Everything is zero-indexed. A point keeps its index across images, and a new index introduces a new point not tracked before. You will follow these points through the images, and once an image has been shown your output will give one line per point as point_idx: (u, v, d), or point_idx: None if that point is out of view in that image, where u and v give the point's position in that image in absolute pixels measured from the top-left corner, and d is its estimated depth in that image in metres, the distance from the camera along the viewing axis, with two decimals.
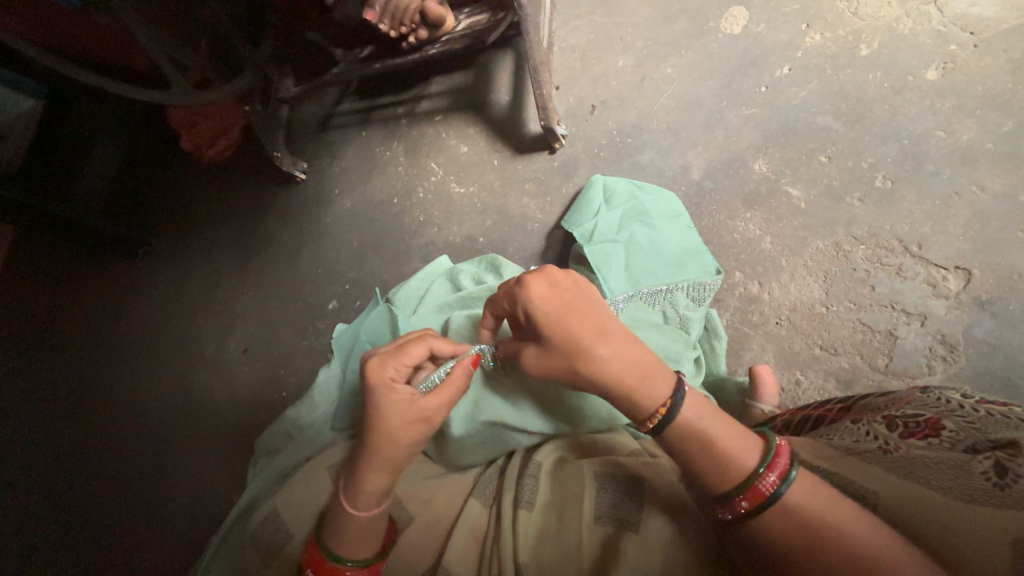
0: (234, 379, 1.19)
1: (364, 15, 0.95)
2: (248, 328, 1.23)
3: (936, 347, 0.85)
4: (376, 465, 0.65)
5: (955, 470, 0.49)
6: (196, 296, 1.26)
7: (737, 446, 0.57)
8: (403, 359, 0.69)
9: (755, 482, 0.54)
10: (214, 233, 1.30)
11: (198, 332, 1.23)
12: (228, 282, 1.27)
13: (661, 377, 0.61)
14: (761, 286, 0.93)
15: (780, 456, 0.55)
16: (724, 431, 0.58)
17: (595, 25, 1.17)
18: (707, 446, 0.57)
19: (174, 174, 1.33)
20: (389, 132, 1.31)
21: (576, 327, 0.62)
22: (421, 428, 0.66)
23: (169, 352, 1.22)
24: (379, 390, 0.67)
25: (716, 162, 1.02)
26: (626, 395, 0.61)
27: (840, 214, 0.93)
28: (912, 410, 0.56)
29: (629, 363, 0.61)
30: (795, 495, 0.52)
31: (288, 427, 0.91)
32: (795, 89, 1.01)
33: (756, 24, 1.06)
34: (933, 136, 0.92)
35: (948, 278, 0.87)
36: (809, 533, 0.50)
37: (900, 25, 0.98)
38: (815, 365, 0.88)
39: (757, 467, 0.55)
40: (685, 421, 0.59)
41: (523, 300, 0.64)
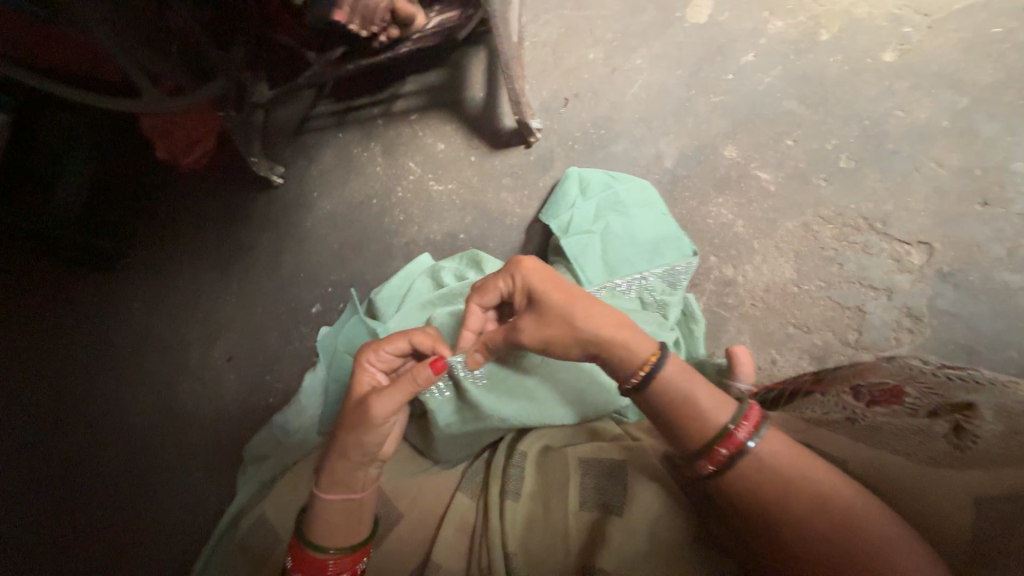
0: (220, 389, 1.18)
1: (334, 17, 0.95)
2: (234, 335, 1.22)
3: (904, 320, 0.86)
4: (338, 448, 0.67)
5: (918, 435, 0.50)
6: (178, 306, 1.24)
7: (711, 403, 0.57)
8: (383, 347, 0.72)
9: (728, 433, 0.55)
10: (194, 241, 1.28)
11: (179, 342, 1.22)
12: (208, 291, 1.25)
13: (644, 337, 0.61)
14: (735, 269, 0.95)
15: (752, 410, 0.56)
16: (704, 390, 0.58)
17: (565, 20, 1.20)
18: (687, 401, 0.57)
19: (152, 184, 1.31)
20: (366, 133, 1.31)
21: (569, 292, 0.64)
22: (364, 420, 0.66)
23: (149, 366, 1.20)
24: (355, 373, 0.72)
25: (688, 150, 1.05)
26: (616, 353, 0.61)
27: (808, 196, 0.94)
28: (874, 376, 0.56)
29: (617, 328, 0.61)
30: (759, 458, 0.54)
31: (276, 434, 0.91)
32: (760, 75, 1.03)
33: (720, 14, 1.09)
34: (892, 116, 0.93)
35: (912, 252, 0.87)
36: (780, 498, 0.52)
37: (857, 9, 0.99)
38: (790, 343, 0.90)
39: (728, 422, 0.55)
40: (669, 378, 0.58)
41: (522, 271, 0.66)
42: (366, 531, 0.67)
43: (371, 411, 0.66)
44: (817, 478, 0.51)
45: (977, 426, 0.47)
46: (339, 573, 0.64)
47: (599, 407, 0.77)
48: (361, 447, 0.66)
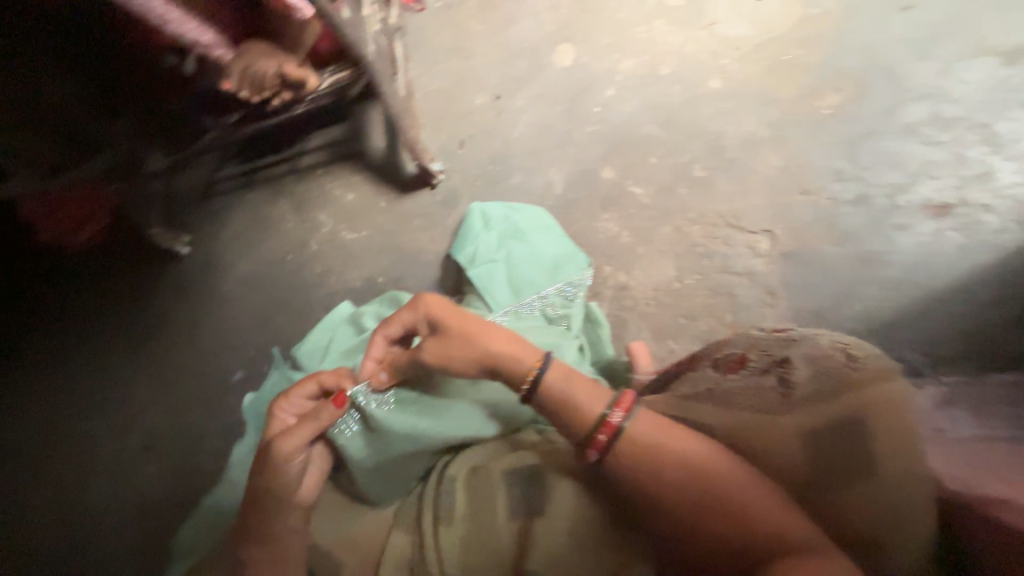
0: (143, 478, 1.16)
1: (224, 85, 1.04)
2: (153, 420, 1.20)
3: (765, 297, 1.00)
4: (252, 502, 0.69)
5: (755, 390, 0.61)
6: (91, 399, 1.22)
7: (588, 396, 0.64)
8: (294, 392, 0.77)
9: (604, 420, 0.61)
10: (99, 330, 1.26)
11: (98, 435, 1.20)
12: (120, 376, 1.23)
13: (531, 348, 0.69)
14: (628, 274, 1.07)
15: (625, 398, 0.63)
16: (583, 387, 0.65)
17: (451, 71, 1.31)
18: (567, 400, 0.64)
19: (49, 273, 1.28)
20: (274, 192, 1.32)
21: (466, 315, 0.73)
22: (270, 462, 0.70)
23: (69, 465, 1.18)
24: (269, 421, 0.76)
25: (574, 175, 1.17)
26: (507, 363, 0.68)
27: (675, 203, 1.09)
28: (730, 350, 0.69)
29: (506, 343, 0.69)
30: (633, 435, 0.60)
31: (208, 515, 0.90)
32: (622, 106, 1.19)
33: (582, 57, 1.25)
34: (726, 131, 1.11)
35: (761, 240, 1.03)
36: (657, 470, 0.58)
37: (687, 47, 1.18)
38: (683, 332, 1.01)
39: (605, 410, 0.62)
40: (552, 380, 0.66)
41: (427, 304, 0.76)
42: None
43: (277, 453, 0.70)
44: (683, 445, 0.58)
45: (794, 374, 0.60)
46: None
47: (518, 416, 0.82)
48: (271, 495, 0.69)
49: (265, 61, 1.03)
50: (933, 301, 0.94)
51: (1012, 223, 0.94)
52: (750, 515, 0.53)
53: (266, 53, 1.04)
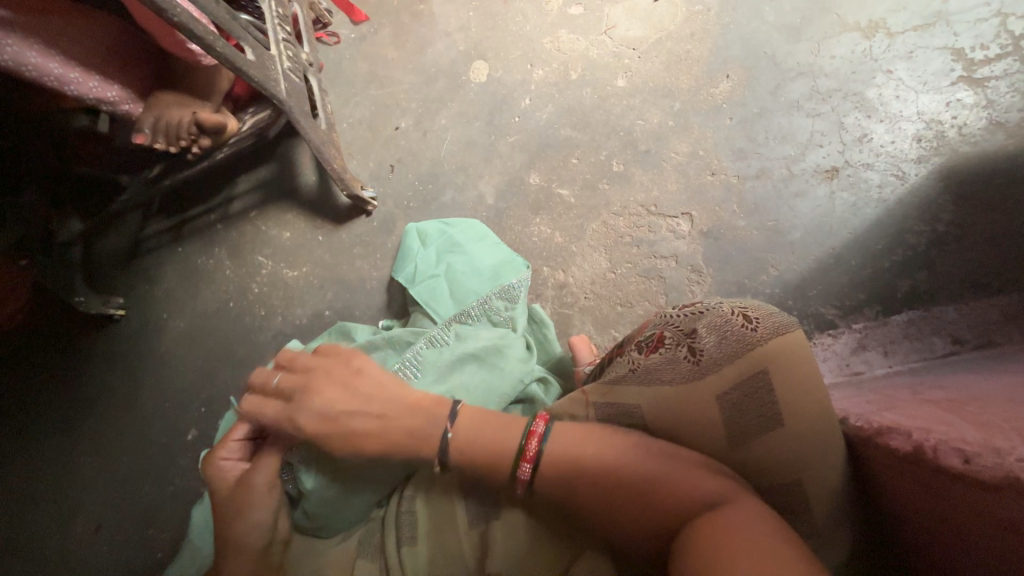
0: (95, 562, 1.09)
1: (137, 139, 0.99)
2: (99, 499, 1.14)
3: (691, 276, 1.06)
4: (228, 546, 0.72)
5: (672, 364, 0.65)
6: (25, 490, 1.14)
7: (494, 454, 0.67)
8: (231, 439, 0.80)
9: (515, 475, 0.65)
10: (28, 411, 1.19)
11: (38, 527, 1.12)
12: (60, 455, 1.16)
13: (420, 444, 0.71)
14: (565, 272, 1.11)
15: (531, 439, 0.65)
16: (486, 450, 0.68)
17: (372, 99, 1.34)
18: (481, 465, 0.68)
19: None
20: (206, 241, 1.30)
21: (347, 428, 0.73)
22: (241, 499, 0.74)
23: (10, 561, 1.10)
24: (213, 474, 0.78)
25: (503, 185, 1.21)
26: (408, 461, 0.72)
27: (600, 199, 1.14)
28: (650, 331, 0.71)
29: (397, 443, 0.71)
30: (550, 456, 0.64)
31: None
32: (539, 113, 1.24)
33: (495, 71, 1.29)
34: (638, 124, 1.17)
35: (681, 222, 1.09)
36: (580, 471, 0.62)
37: (591, 52, 1.25)
38: (623, 320, 1.06)
39: (513, 462, 0.66)
40: (457, 458, 0.69)
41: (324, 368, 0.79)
42: None
43: (248, 484, 0.75)
44: (599, 448, 0.63)
45: (702, 343, 0.63)
46: None
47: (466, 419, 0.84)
48: (247, 532, 0.73)
49: (177, 110, 0.99)
50: (838, 257, 1.02)
51: (893, 177, 1.03)
52: (670, 491, 0.58)
53: (180, 102, 1.00)
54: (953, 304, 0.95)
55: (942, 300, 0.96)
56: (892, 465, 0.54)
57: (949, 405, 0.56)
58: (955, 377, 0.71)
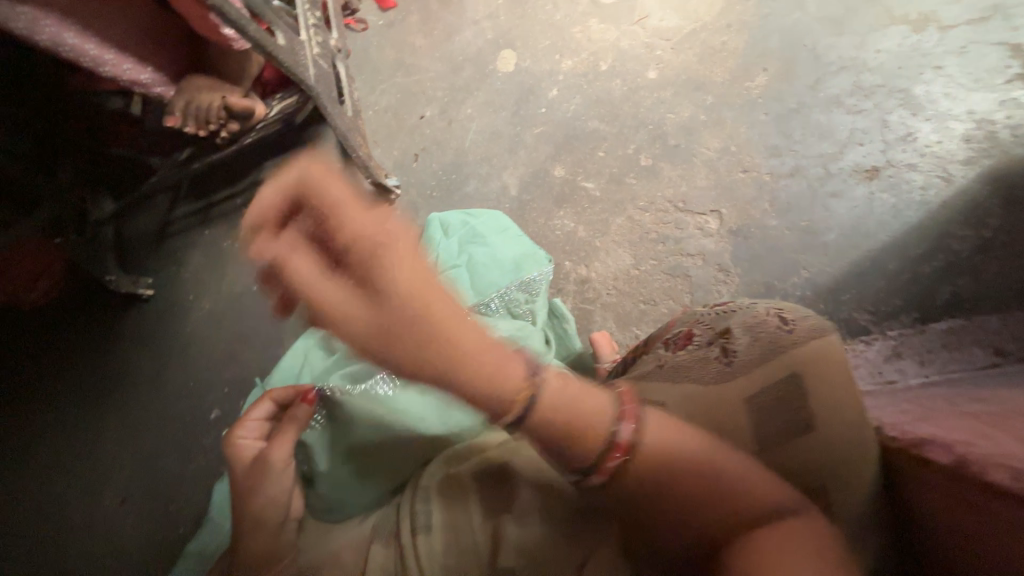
0: (121, 532, 1.14)
1: (167, 121, 1.01)
2: (125, 472, 1.17)
3: (717, 275, 1.03)
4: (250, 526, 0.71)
5: (701, 362, 0.64)
6: (54, 460, 1.19)
7: (592, 414, 0.53)
8: (250, 418, 0.79)
9: (611, 443, 0.52)
10: (60, 383, 1.23)
11: (68, 497, 1.16)
12: (89, 427, 1.21)
13: (515, 369, 0.54)
14: (588, 267, 1.09)
15: (626, 405, 0.54)
16: (585, 406, 0.54)
17: (399, 86, 1.33)
18: (569, 426, 0.53)
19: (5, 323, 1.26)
20: (231, 225, 1.32)
21: (418, 321, 0.52)
22: (265, 478, 0.73)
23: (42, 527, 1.15)
24: (230, 453, 0.76)
25: (527, 177, 1.20)
26: (484, 387, 0.52)
27: (625, 193, 1.12)
28: (679, 328, 0.71)
29: (481, 355, 0.53)
30: (640, 440, 0.52)
31: (192, 563, 0.92)
32: (566, 104, 1.22)
33: (523, 61, 1.27)
34: (668, 118, 1.14)
35: (709, 220, 1.06)
36: (661, 471, 0.52)
37: (622, 42, 1.22)
38: (646, 318, 1.04)
39: (611, 431, 0.52)
40: (547, 409, 0.53)
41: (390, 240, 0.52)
42: None
43: (270, 464, 0.74)
44: (688, 444, 0.52)
45: (735, 343, 0.63)
46: None
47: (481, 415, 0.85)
48: (270, 510, 0.73)
49: (207, 93, 1.01)
50: (874, 261, 0.98)
51: (938, 179, 0.99)
52: (750, 493, 0.50)
53: (209, 86, 1.02)
54: (995, 314, 0.91)
55: (985, 308, 0.92)
56: (936, 481, 0.52)
57: (992, 418, 0.54)
58: (996, 390, 0.68)
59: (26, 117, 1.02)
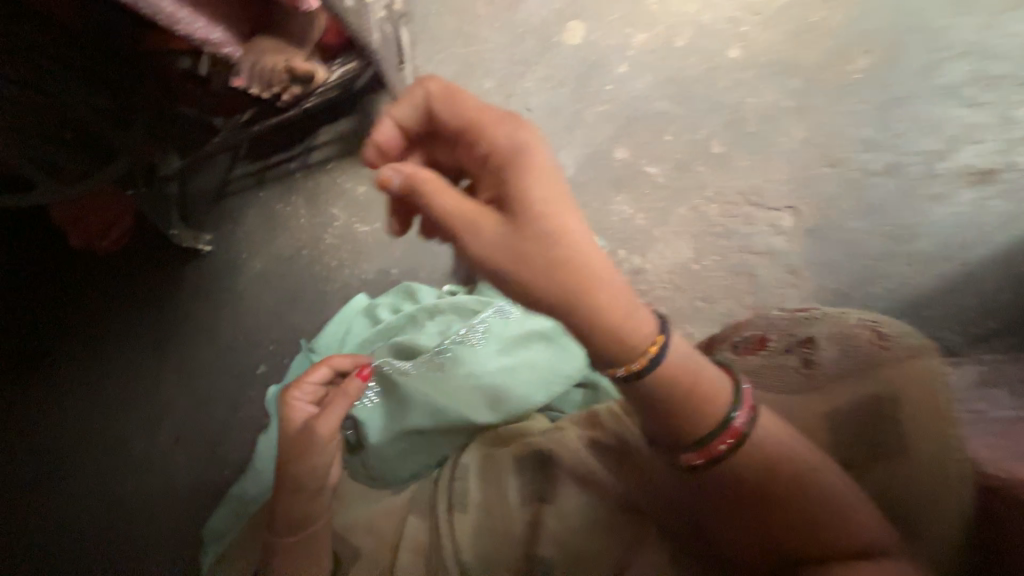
0: (176, 470, 1.22)
1: (233, 83, 1.03)
2: (179, 414, 1.25)
3: (789, 278, 0.96)
4: (289, 491, 0.71)
5: (782, 369, 0.63)
6: (118, 397, 1.26)
7: (711, 388, 0.54)
8: (307, 382, 0.79)
9: (728, 423, 0.53)
10: (126, 323, 1.29)
11: (130, 432, 1.25)
12: (150, 369, 1.27)
13: (647, 320, 0.52)
14: (643, 258, 1.04)
15: (746, 393, 0.55)
16: (704, 378, 0.54)
17: (456, 57, 1.26)
18: (689, 394, 0.52)
19: (69, 262, 1.29)
20: (286, 188, 1.34)
21: (550, 232, 0.49)
22: (309, 446, 0.73)
23: (106, 457, 1.23)
24: (284, 413, 0.77)
25: (584, 158, 1.14)
26: (617, 322, 0.50)
27: (690, 182, 1.05)
28: (749, 331, 0.68)
29: (615, 291, 0.50)
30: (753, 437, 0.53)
31: (235, 505, 0.98)
32: (634, 82, 1.15)
33: (591, 33, 1.20)
34: (746, 103, 1.05)
35: (784, 216, 0.98)
36: (771, 467, 0.53)
37: (703, 16, 1.12)
38: (700, 316, 0.99)
39: (731, 412, 0.53)
40: (666, 372, 0.52)
41: (518, 137, 0.51)
42: (329, 566, 0.71)
43: (316, 433, 0.73)
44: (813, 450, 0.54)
45: (820, 354, 0.62)
46: None
47: (533, 401, 0.82)
48: (308, 479, 0.72)
49: (271, 56, 1.00)
50: (969, 277, 0.92)
51: None
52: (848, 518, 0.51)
53: (274, 48, 1.02)
54: None
55: None
56: None
57: None
58: None
59: (110, 69, 0.96)
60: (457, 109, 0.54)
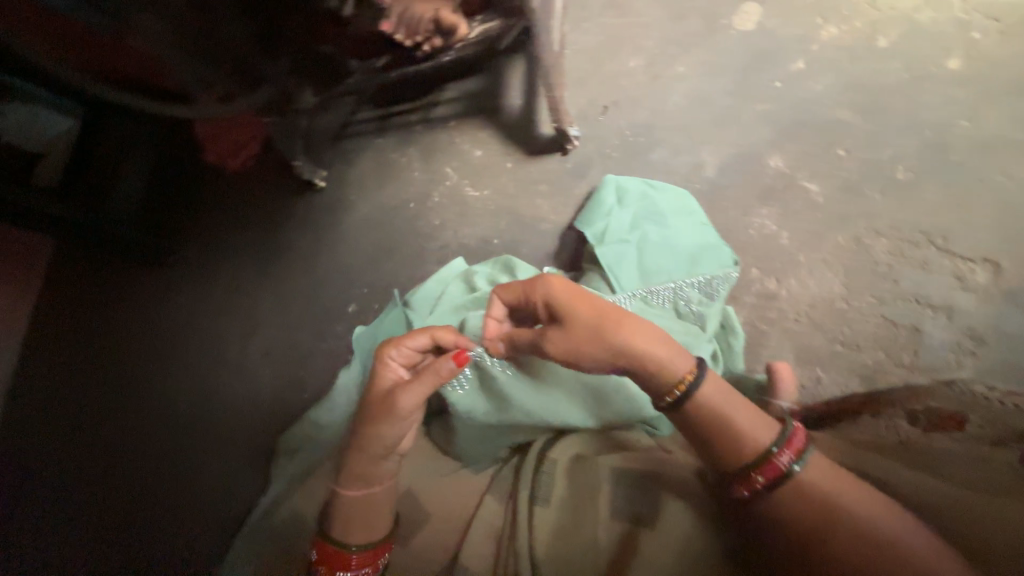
0: (260, 381, 1.27)
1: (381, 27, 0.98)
2: (271, 332, 1.31)
3: (964, 341, 0.84)
4: (360, 451, 0.67)
5: (978, 460, 0.54)
6: (219, 304, 1.33)
7: (753, 423, 0.58)
8: (404, 345, 0.71)
9: (769, 459, 0.56)
10: (242, 238, 1.37)
11: (228, 337, 1.31)
12: (254, 286, 1.34)
13: (683, 356, 0.60)
14: (779, 283, 0.92)
15: (796, 436, 0.57)
16: (746, 414, 0.58)
17: (604, 27, 1.17)
18: (726, 424, 0.58)
19: (206, 179, 1.41)
20: (404, 139, 1.35)
21: (595, 317, 0.60)
22: (391, 415, 0.66)
23: (197, 359, 1.30)
24: (375, 369, 0.71)
25: (730, 159, 1.02)
26: (651, 371, 0.60)
27: (860, 207, 0.93)
28: (934, 406, 0.62)
29: (650, 341, 0.59)
30: (804, 479, 0.55)
31: (308, 429, 1.00)
32: (810, 82, 1.01)
33: (769, 20, 1.07)
34: (957, 125, 0.93)
35: (975, 270, 0.87)
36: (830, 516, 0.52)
37: (919, 15, 0.99)
38: (836, 362, 0.87)
39: (771, 446, 0.56)
40: (706, 398, 0.59)
41: (541, 289, 0.63)
42: (391, 526, 0.70)
43: (400, 404, 0.67)
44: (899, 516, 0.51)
45: None
46: (362, 567, 0.67)
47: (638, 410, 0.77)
48: (380, 445, 0.67)
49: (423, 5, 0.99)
50: None
51: None
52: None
53: None
54: None
55: None
56: None
57: None
58: None
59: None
60: (508, 287, 0.67)
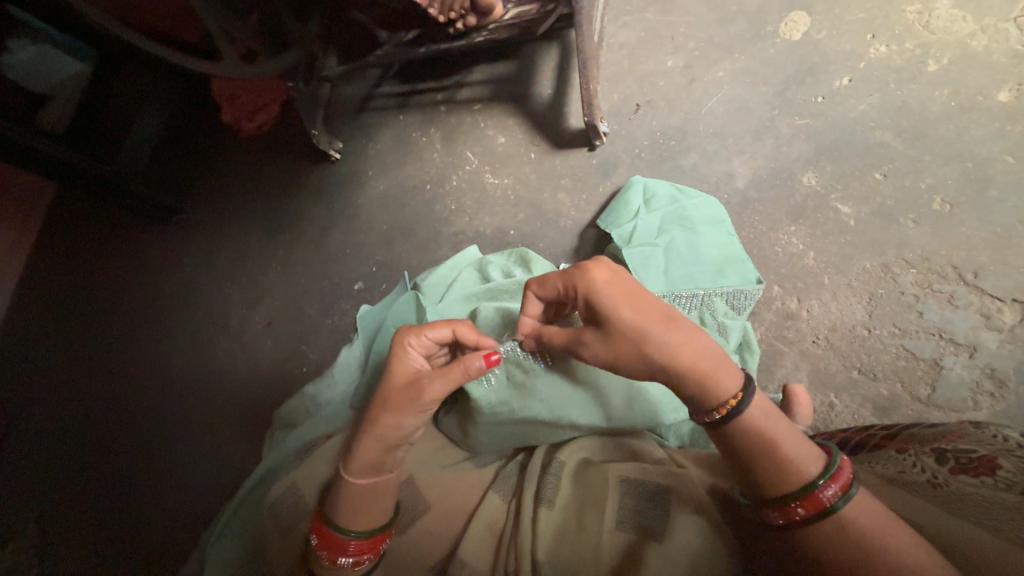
0: (259, 351, 1.23)
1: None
2: (274, 302, 1.27)
3: (984, 381, 0.83)
4: (371, 435, 0.66)
5: (1012, 511, 0.47)
6: (224, 268, 1.30)
7: (800, 450, 0.55)
8: (425, 333, 0.70)
9: (813, 492, 0.53)
10: (254, 202, 1.34)
11: (232, 303, 1.28)
12: (262, 253, 1.31)
13: (733, 376, 0.57)
14: (801, 303, 0.92)
15: (843, 469, 0.53)
16: (790, 435, 0.55)
17: (646, 23, 1.14)
18: (768, 448, 0.55)
19: (219, 138, 1.38)
20: (427, 118, 1.31)
21: (641, 317, 0.58)
22: (409, 402, 0.66)
23: (198, 321, 1.27)
24: (394, 355, 0.70)
25: (763, 171, 1.00)
26: (696, 386, 0.57)
27: (892, 235, 0.92)
28: (969, 447, 0.54)
29: (693, 354, 0.57)
30: (845, 517, 0.51)
31: (307, 403, 0.98)
32: (853, 102, 0.99)
33: (817, 32, 1.04)
34: (1001, 160, 0.91)
35: (1003, 310, 0.85)
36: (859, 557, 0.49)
37: (973, 42, 0.96)
38: (851, 389, 0.87)
39: (817, 478, 0.53)
40: (751, 421, 0.56)
41: (584, 282, 0.61)
42: (390, 516, 0.68)
43: (421, 393, 0.66)
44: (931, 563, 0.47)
45: None
46: (358, 554, 0.65)
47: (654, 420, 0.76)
48: (393, 429, 0.66)
49: None
50: None
51: None
52: None
53: None
54: None
55: None
56: None
57: None
58: None
59: None
60: (547, 279, 0.65)
